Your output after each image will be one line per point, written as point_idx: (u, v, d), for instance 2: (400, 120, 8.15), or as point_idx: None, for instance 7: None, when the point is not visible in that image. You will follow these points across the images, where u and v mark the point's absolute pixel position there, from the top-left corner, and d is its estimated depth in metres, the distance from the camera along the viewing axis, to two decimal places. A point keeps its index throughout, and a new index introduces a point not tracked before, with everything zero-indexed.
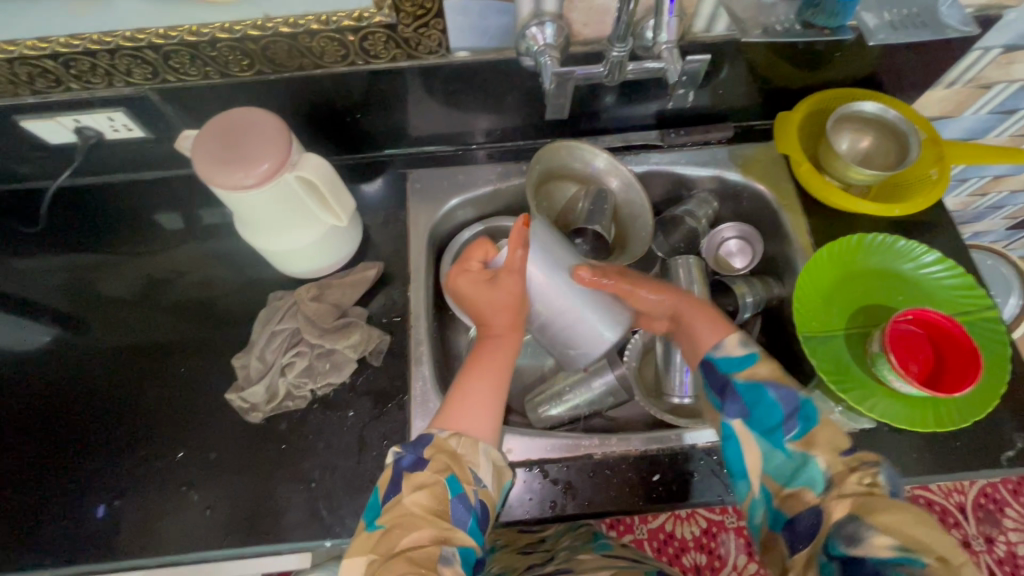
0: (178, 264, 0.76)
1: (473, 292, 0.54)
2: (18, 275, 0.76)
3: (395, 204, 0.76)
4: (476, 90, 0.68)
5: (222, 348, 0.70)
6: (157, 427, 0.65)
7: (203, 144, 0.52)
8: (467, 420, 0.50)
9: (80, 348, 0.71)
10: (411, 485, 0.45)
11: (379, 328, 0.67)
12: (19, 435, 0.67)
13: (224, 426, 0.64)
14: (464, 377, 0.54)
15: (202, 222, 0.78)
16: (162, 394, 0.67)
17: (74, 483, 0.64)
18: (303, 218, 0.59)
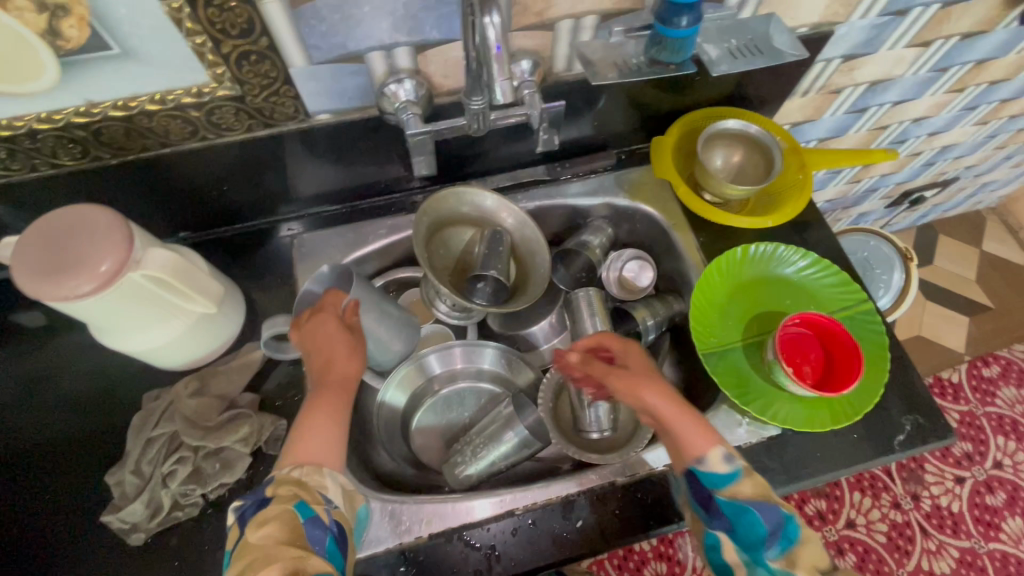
0: (34, 372, 0.67)
1: (318, 331, 0.55)
2: None
3: (281, 273, 0.71)
4: (346, 150, 0.65)
5: (95, 462, 0.62)
6: (17, 569, 0.56)
7: (31, 243, 0.47)
8: (313, 447, 0.49)
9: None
10: (256, 522, 0.44)
11: (274, 413, 0.62)
12: None
13: (102, 553, 0.57)
14: (300, 423, 0.51)
15: (62, 321, 0.70)
16: (20, 529, 0.58)
17: None
18: (163, 311, 0.54)
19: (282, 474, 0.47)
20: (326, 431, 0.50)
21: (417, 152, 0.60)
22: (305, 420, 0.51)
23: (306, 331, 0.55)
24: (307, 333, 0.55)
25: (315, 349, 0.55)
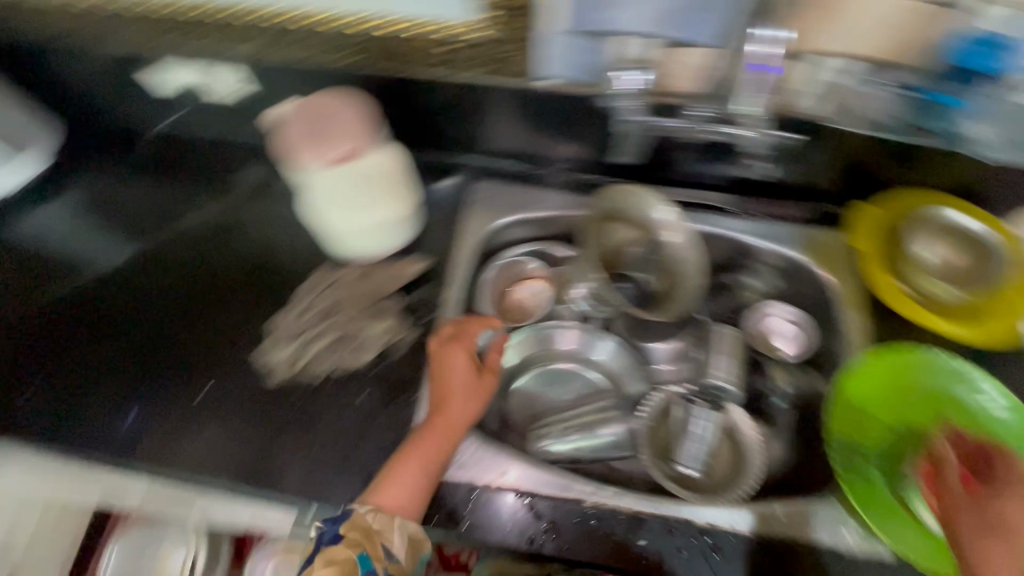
0: (248, 217, 0.81)
1: (445, 365, 0.64)
2: (115, 194, 0.85)
3: (453, 209, 0.77)
4: (552, 117, 0.69)
5: (265, 304, 0.74)
6: (190, 359, 0.71)
7: (297, 120, 0.60)
8: (397, 484, 0.56)
9: (139, 274, 0.78)
10: (323, 560, 0.51)
11: (409, 322, 0.69)
12: (77, 334, 0.73)
13: (247, 376, 0.68)
14: (400, 452, 0.58)
15: (280, 188, 0.84)
16: (201, 331, 0.73)
17: (108, 389, 0.69)
18: (370, 202, 0.63)
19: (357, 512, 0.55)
20: (413, 471, 0.56)
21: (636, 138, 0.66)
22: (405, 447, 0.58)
23: (438, 358, 0.64)
24: (438, 361, 0.64)
25: (438, 377, 0.64)
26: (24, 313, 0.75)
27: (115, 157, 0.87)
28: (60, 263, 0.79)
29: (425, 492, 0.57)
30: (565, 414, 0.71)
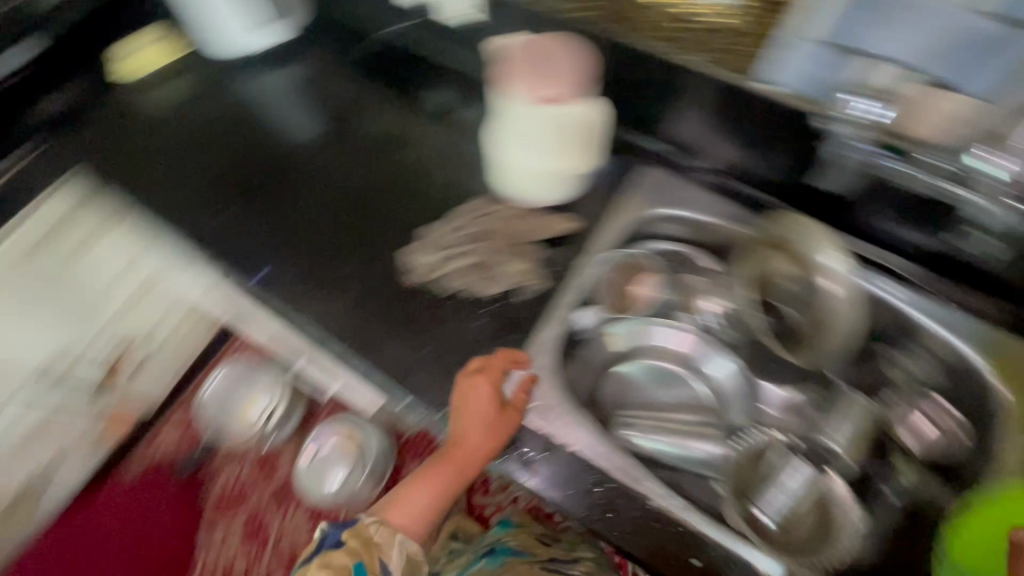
0: (432, 135, 0.89)
1: (466, 400, 0.62)
2: (331, 79, 0.96)
3: (617, 183, 0.77)
4: (755, 125, 0.66)
5: (424, 214, 0.81)
6: (348, 237, 0.80)
7: (518, 56, 0.63)
8: (407, 507, 0.66)
9: (323, 157, 0.89)
10: (324, 561, 0.59)
11: (541, 273, 0.72)
12: (273, 188, 0.87)
13: (389, 267, 0.76)
14: (412, 479, 0.67)
15: (465, 117, 0.90)
16: (365, 218, 0.82)
17: (281, 239, 0.82)
18: (555, 150, 0.66)
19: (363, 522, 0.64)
20: (422, 496, 0.66)
21: (842, 169, 0.64)
22: (420, 474, 0.67)
23: (462, 390, 0.63)
24: (461, 393, 0.63)
25: (456, 408, 0.63)
26: (233, 161, 0.90)
27: (341, 47, 0.99)
28: (269, 129, 0.93)
29: (434, 513, 0.67)
30: (658, 414, 0.73)
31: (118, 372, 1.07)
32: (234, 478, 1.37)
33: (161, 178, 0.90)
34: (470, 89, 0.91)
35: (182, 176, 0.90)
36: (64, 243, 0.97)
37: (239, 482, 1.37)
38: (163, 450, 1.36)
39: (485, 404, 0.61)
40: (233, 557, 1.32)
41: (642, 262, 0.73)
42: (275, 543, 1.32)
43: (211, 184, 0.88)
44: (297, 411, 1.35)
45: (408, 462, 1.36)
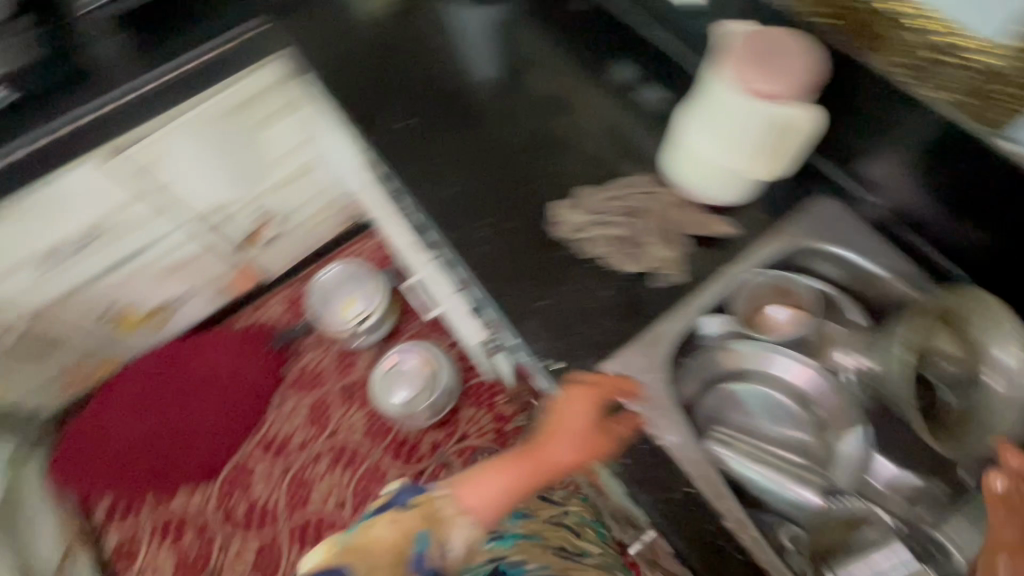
0: (609, 107, 0.90)
1: (568, 410, 0.62)
2: (526, 27, 0.99)
3: (786, 205, 0.74)
4: (968, 186, 0.63)
5: (581, 180, 0.84)
6: (506, 178, 0.83)
7: (744, 44, 0.60)
8: (478, 494, 0.60)
9: (493, 101, 0.92)
10: (390, 517, 0.57)
11: (683, 266, 0.71)
12: (448, 113, 0.91)
13: (536, 214, 0.77)
14: (486, 465, 0.62)
15: (646, 98, 0.90)
16: (526, 166, 0.85)
17: (444, 161, 0.86)
18: (751, 149, 0.64)
19: (432, 493, 0.60)
20: (495, 488, 0.60)
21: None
22: (493, 464, 0.61)
23: (564, 396, 0.63)
24: (564, 398, 0.63)
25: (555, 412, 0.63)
26: (411, 78, 0.94)
27: None
28: (453, 57, 0.96)
29: (500, 509, 0.60)
30: (757, 444, 0.72)
31: (260, 235, 1.38)
32: (315, 362, 1.48)
33: (349, 72, 0.95)
34: (660, 71, 0.91)
35: (367, 75, 0.94)
36: (258, 114, 1.10)
37: (317, 369, 1.48)
38: (269, 317, 1.54)
39: (588, 413, 0.61)
40: (292, 432, 1.44)
41: (794, 289, 0.71)
42: (331, 433, 1.43)
43: (386, 92, 0.93)
44: (383, 325, 1.46)
45: (464, 407, 1.44)
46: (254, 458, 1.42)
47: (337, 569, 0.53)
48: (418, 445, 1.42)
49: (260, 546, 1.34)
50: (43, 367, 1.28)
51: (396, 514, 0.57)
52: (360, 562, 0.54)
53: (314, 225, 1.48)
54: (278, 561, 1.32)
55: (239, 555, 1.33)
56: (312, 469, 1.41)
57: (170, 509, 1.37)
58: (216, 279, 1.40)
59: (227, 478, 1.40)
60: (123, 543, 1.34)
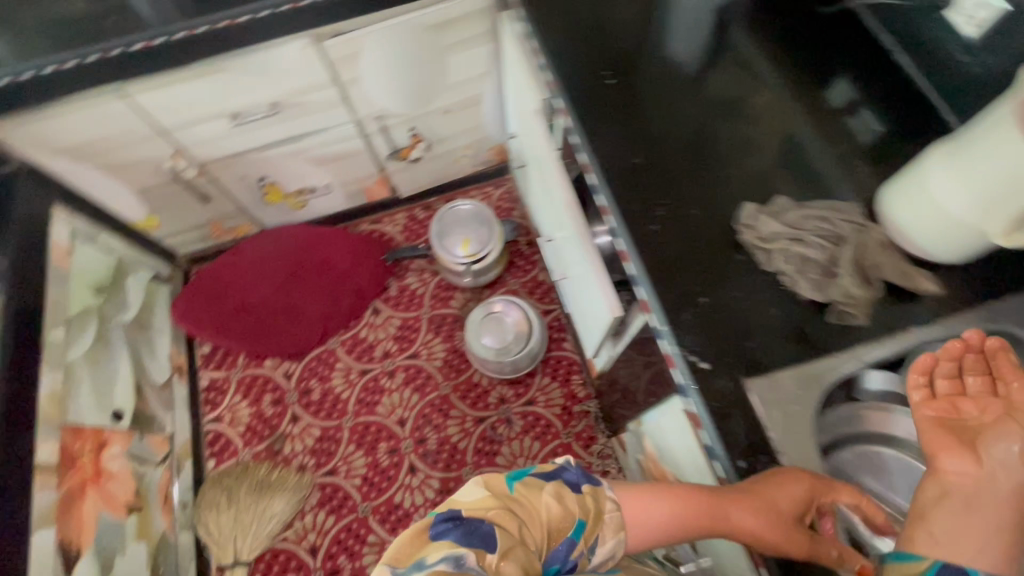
0: (813, 119, 0.84)
1: (775, 485, 0.57)
2: (739, 18, 0.93)
3: (1002, 282, 0.67)
4: None
5: (772, 187, 0.78)
6: (691, 164, 0.78)
7: None
8: (644, 509, 0.58)
9: (690, 86, 0.85)
10: (555, 488, 0.53)
11: (868, 309, 0.66)
12: (642, 80, 0.85)
13: (719, 212, 0.73)
14: (662, 489, 0.59)
15: (855, 120, 0.83)
16: (716, 158, 0.79)
17: (631, 129, 0.81)
18: (1004, 203, 0.57)
19: (602, 487, 0.57)
20: (662, 512, 0.58)
21: None
22: (668, 490, 0.59)
23: (779, 475, 0.58)
24: (779, 476, 0.58)
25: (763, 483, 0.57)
26: (612, 36, 0.89)
27: None
28: (656, 30, 0.90)
29: (651, 536, 0.58)
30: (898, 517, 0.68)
31: (410, 153, 1.44)
32: (421, 284, 1.58)
33: (550, 16, 0.92)
34: (876, 99, 0.84)
35: (567, 24, 0.91)
36: (449, 37, 1.15)
37: (420, 291, 1.57)
38: (392, 229, 1.65)
39: (794, 504, 0.56)
40: (380, 341, 1.52)
41: None
42: (414, 354, 1.51)
43: (583, 43, 0.89)
44: (490, 272, 1.52)
45: (540, 374, 1.46)
46: (340, 352, 1.51)
47: (487, 520, 0.48)
48: (487, 394, 1.45)
49: (323, 431, 1.43)
50: (202, 211, 1.42)
51: (561, 488, 0.53)
52: (508, 522, 0.49)
53: (456, 157, 1.54)
54: (335, 450, 1.41)
55: (304, 432, 1.43)
56: (388, 380, 1.48)
57: (259, 370, 1.50)
58: (358, 180, 1.50)
59: (313, 361, 1.50)
60: (213, 384, 1.48)
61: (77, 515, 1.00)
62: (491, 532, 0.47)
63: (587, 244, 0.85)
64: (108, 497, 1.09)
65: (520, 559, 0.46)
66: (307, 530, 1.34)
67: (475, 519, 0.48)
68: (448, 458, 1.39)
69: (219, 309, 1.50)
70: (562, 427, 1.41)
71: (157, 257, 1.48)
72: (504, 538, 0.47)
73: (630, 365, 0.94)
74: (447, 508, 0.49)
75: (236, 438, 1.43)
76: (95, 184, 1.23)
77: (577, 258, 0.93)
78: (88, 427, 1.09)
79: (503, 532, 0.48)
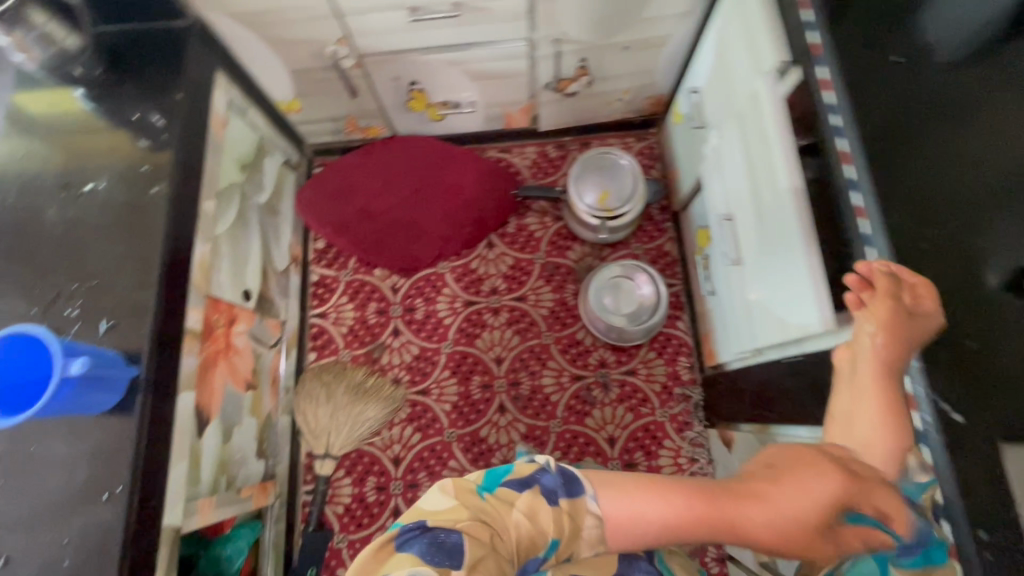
0: None
1: (795, 485, 0.55)
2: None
3: None
4: None
5: None
6: (959, 187, 0.69)
7: None
8: (633, 508, 0.54)
9: (973, 93, 0.75)
10: (531, 501, 0.53)
11: None
12: (909, 79, 0.75)
13: (988, 250, 0.66)
14: (648, 484, 0.55)
15: None
16: (986, 185, 0.70)
17: (891, 133, 0.71)
18: None
19: (585, 500, 0.54)
20: (648, 508, 0.54)
21: None
22: (654, 485, 0.55)
23: (802, 475, 0.56)
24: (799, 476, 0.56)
25: (779, 481, 0.56)
26: (875, 21, 0.79)
27: None
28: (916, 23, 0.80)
29: (643, 535, 0.54)
30: None
31: (569, 85, 1.32)
32: (540, 227, 1.52)
33: None
34: None
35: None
36: None
37: (538, 234, 1.51)
38: (520, 162, 1.56)
39: (812, 511, 0.54)
40: (490, 276, 1.49)
41: None
42: (522, 297, 1.47)
43: (845, 20, 0.78)
44: (620, 232, 1.43)
45: (646, 347, 1.41)
46: (449, 278, 1.49)
47: (456, 531, 0.50)
48: (588, 353, 1.42)
49: (421, 351, 1.44)
50: (344, 104, 1.36)
51: (534, 503, 0.53)
52: (480, 536, 0.50)
53: (611, 99, 1.41)
54: (430, 372, 1.43)
55: (403, 348, 1.45)
56: (491, 316, 1.46)
57: (368, 277, 1.50)
58: (504, 104, 1.40)
59: (421, 281, 1.49)
60: (322, 281, 1.50)
61: (210, 383, 1.05)
62: (458, 545, 0.49)
63: (803, 243, 0.74)
64: (234, 370, 1.14)
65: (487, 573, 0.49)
66: (393, 441, 1.39)
67: (443, 530, 0.50)
68: (538, 407, 1.39)
69: (340, 208, 1.48)
70: (658, 405, 1.38)
71: (289, 142, 1.46)
72: (473, 551, 0.49)
73: (800, 374, 0.86)
74: (415, 519, 0.52)
75: (338, 337, 1.45)
76: (253, 54, 1.17)
77: (775, 250, 0.82)
78: (225, 300, 1.11)
79: (472, 543, 0.49)
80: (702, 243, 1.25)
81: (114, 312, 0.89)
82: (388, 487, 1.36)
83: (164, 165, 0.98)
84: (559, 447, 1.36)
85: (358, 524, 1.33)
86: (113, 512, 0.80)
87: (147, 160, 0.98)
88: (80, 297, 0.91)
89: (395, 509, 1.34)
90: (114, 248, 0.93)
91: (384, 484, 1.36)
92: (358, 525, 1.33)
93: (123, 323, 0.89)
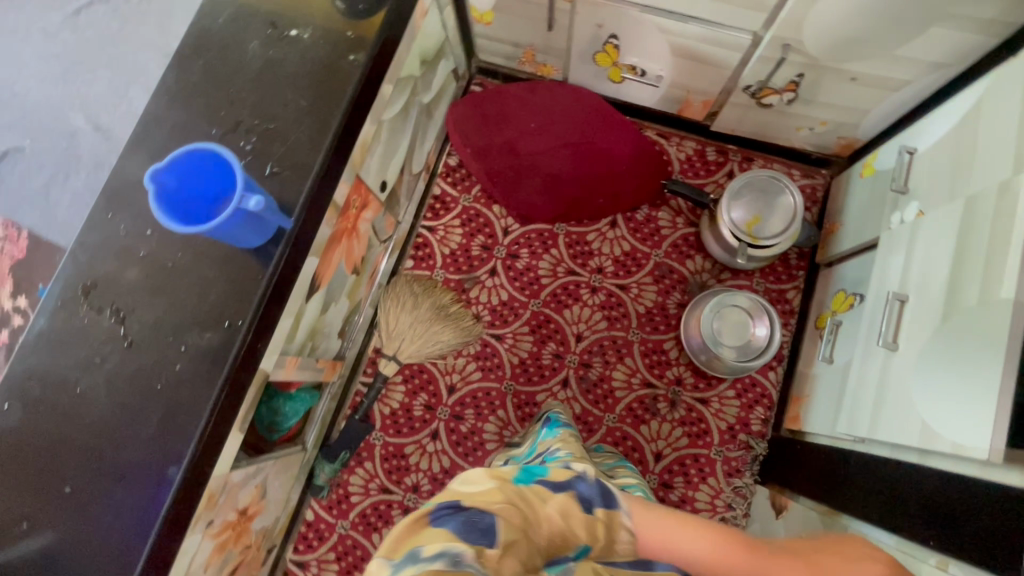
0: None
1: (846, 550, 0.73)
2: None
3: None
4: None
5: None
6: None
7: None
8: (673, 538, 0.67)
9: None
10: (564, 504, 0.63)
11: None
12: None
13: None
14: (677, 516, 0.69)
15: None
16: None
17: None
18: None
19: (619, 514, 0.67)
20: (690, 536, 0.67)
21: None
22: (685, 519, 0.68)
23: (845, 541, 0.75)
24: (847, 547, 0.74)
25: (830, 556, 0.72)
26: None
27: None
28: None
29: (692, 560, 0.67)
30: None
31: (769, 96, 1.22)
32: (669, 225, 1.45)
33: None
34: None
35: None
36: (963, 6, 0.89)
37: (665, 231, 1.45)
38: (674, 153, 1.48)
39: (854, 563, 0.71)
40: (601, 254, 1.45)
41: None
42: (624, 286, 1.43)
43: None
44: (753, 262, 1.35)
45: (727, 384, 1.37)
46: (561, 241, 1.47)
47: (490, 513, 0.57)
48: (666, 366, 1.39)
49: (509, 299, 1.44)
50: (533, 33, 1.31)
51: (568, 504, 0.64)
52: (510, 519, 0.58)
53: (801, 126, 1.30)
54: (511, 321, 1.43)
55: (494, 289, 1.45)
56: (587, 293, 1.44)
57: (484, 210, 1.49)
58: (689, 90, 1.32)
59: (533, 233, 1.47)
60: (442, 198, 1.50)
61: (331, 256, 1.08)
62: (492, 526, 0.56)
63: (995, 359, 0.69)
64: (350, 252, 1.17)
65: (517, 555, 0.57)
66: (454, 369, 1.42)
67: (477, 512, 0.56)
68: (599, 396, 1.38)
69: (488, 135, 1.46)
70: (717, 442, 1.35)
71: (462, 51, 1.43)
72: (505, 534, 0.56)
73: (912, 482, 0.82)
74: (449, 500, 0.58)
75: (438, 255, 1.47)
76: None
77: (956, 356, 0.76)
78: (366, 184, 1.12)
79: (504, 527, 0.57)
80: (836, 305, 1.20)
81: (280, 162, 0.92)
82: (435, 409, 1.40)
83: (367, 38, 0.98)
84: (606, 441, 1.36)
85: (397, 430, 1.39)
86: (232, 340, 0.86)
87: (352, 27, 0.99)
88: (256, 135, 0.93)
89: (434, 431, 1.39)
90: (298, 101, 0.95)
91: (433, 405, 1.40)
92: (398, 432, 1.39)
93: (287, 174, 0.92)
